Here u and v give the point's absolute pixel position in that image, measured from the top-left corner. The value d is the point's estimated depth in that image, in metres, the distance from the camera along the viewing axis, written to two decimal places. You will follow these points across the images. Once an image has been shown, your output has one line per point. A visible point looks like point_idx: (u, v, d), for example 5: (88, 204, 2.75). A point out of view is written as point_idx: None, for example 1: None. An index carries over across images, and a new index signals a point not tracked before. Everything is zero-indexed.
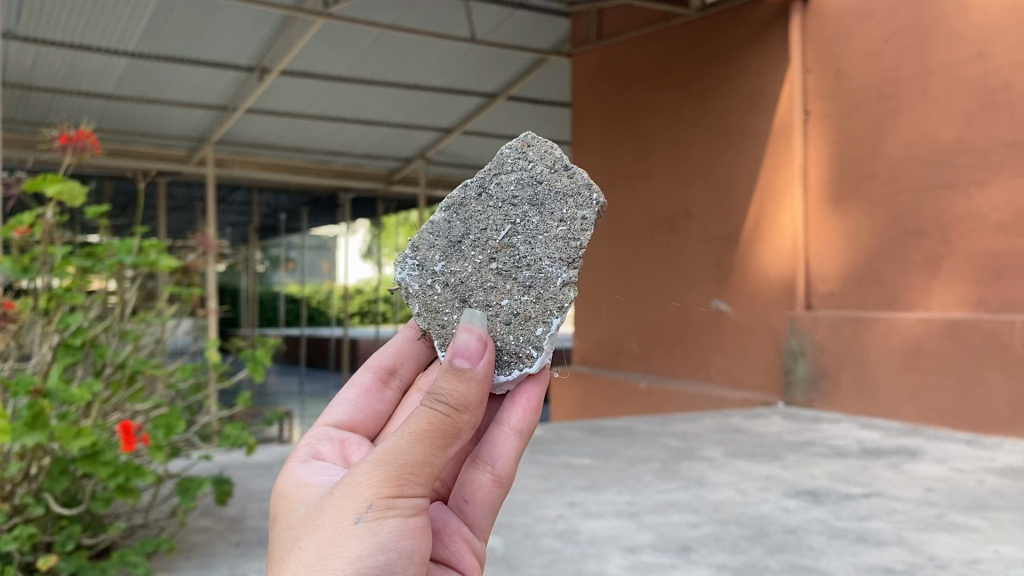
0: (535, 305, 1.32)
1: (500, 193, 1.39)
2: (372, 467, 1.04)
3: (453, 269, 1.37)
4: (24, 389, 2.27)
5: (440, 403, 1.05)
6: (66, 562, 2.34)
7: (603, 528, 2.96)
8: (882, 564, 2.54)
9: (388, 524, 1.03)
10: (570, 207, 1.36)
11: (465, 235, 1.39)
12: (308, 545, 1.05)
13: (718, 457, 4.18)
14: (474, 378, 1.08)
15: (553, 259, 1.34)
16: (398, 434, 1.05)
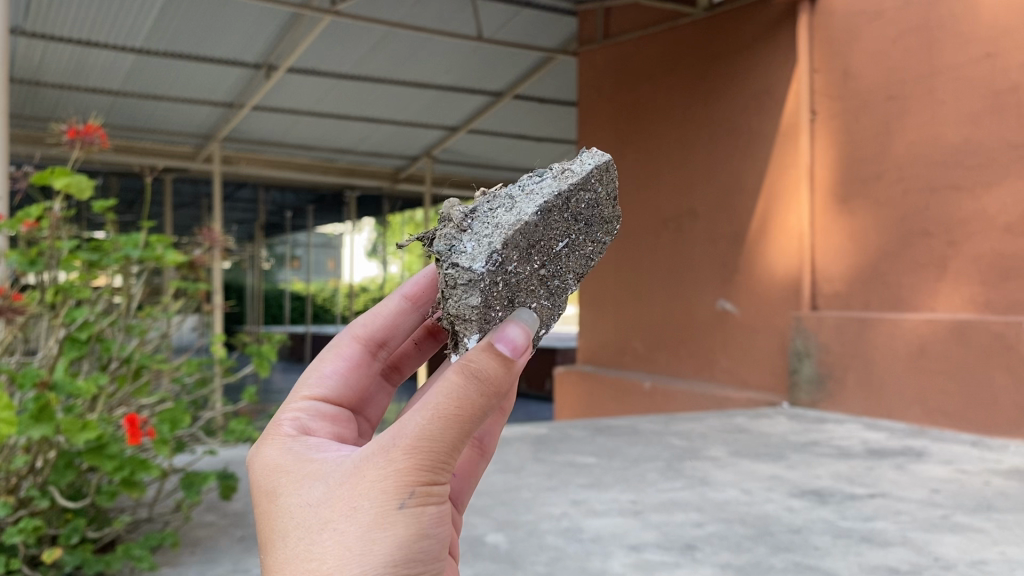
0: (550, 309, 1.39)
1: (574, 208, 1.36)
2: (409, 452, 1.01)
3: (518, 273, 1.29)
4: (30, 382, 2.28)
5: (472, 383, 1.02)
6: (71, 556, 2.35)
7: (607, 525, 2.96)
8: (886, 564, 2.53)
9: (428, 511, 1.02)
10: (603, 232, 1.44)
11: (538, 242, 1.31)
12: (344, 532, 1.00)
13: (723, 456, 4.18)
14: (512, 368, 1.06)
15: (573, 274, 1.42)
16: (433, 417, 1.01)
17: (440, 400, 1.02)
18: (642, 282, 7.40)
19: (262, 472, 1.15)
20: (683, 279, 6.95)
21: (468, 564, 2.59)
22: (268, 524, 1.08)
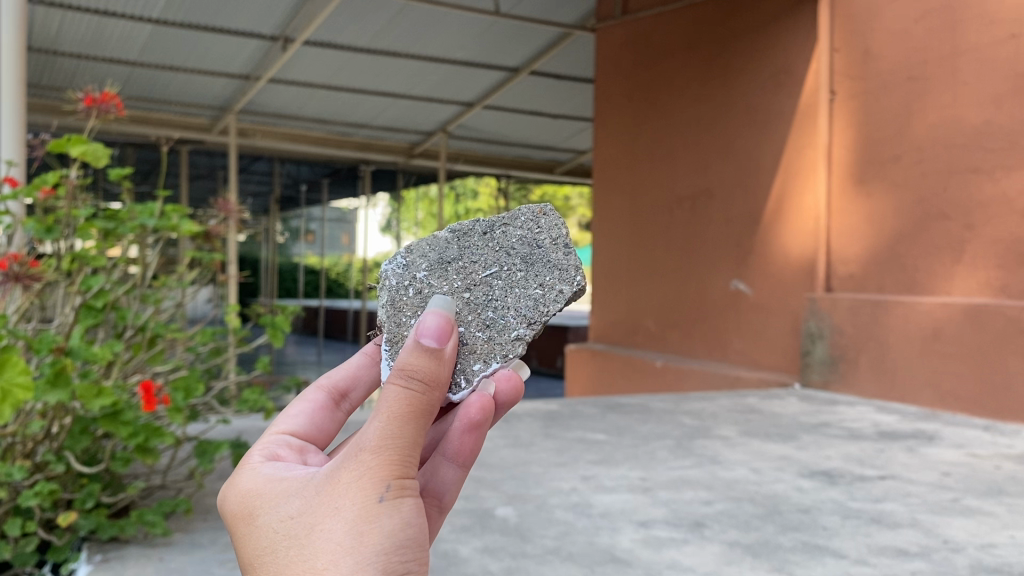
0: (485, 342, 1.40)
1: (500, 245, 1.56)
2: (376, 453, 1.06)
3: (431, 283, 1.48)
4: (47, 347, 2.29)
5: (415, 380, 1.09)
6: (87, 519, 2.38)
7: (616, 501, 2.98)
8: (894, 545, 2.54)
9: (407, 504, 1.07)
10: (554, 278, 1.48)
11: (453, 261, 1.52)
12: (333, 536, 1.04)
13: (733, 436, 4.19)
14: (441, 359, 1.12)
15: (519, 317, 1.44)
16: (390, 419, 1.07)
17: (391, 403, 1.08)
18: (655, 260, 7.39)
19: (237, 498, 1.19)
20: (697, 259, 6.93)
21: (477, 536, 2.61)
22: (258, 545, 1.11)
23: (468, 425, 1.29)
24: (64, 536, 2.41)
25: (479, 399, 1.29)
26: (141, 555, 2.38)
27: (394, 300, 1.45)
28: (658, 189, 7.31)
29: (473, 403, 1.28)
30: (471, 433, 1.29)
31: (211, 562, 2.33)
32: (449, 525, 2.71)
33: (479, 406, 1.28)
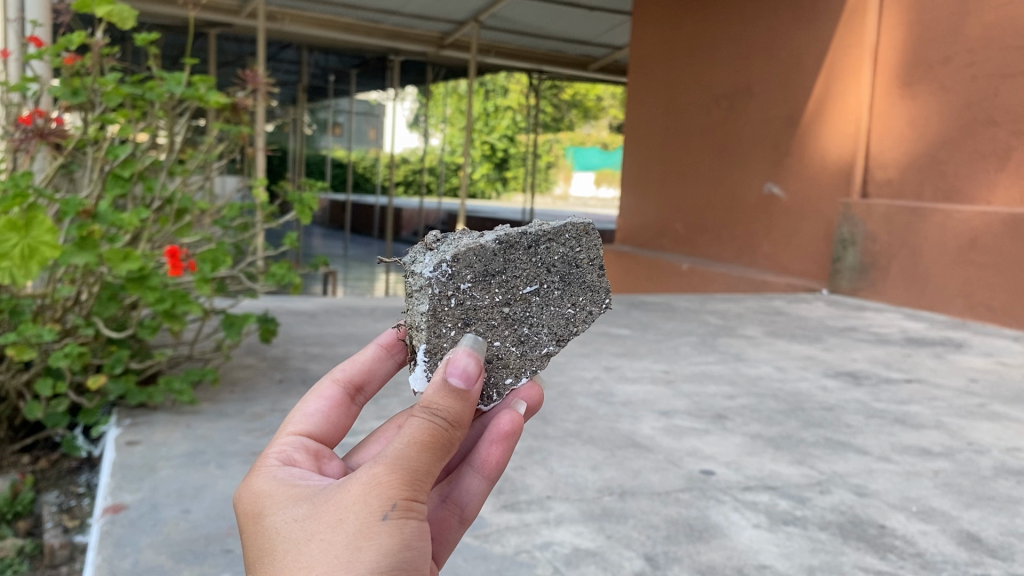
0: (518, 359, 1.25)
1: (544, 257, 1.26)
2: (388, 473, 0.88)
3: (474, 298, 1.21)
4: (75, 210, 2.27)
5: (438, 414, 0.92)
6: (115, 385, 2.40)
7: (638, 391, 2.98)
8: (919, 445, 2.53)
9: (411, 531, 0.88)
10: (588, 299, 1.30)
11: (499, 272, 1.23)
12: (324, 553, 0.86)
13: (758, 336, 4.16)
14: (469, 400, 0.96)
15: (549, 333, 1.28)
16: (409, 442, 0.90)
17: (411, 427, 0.91)
18: (689, 162, 7.24)
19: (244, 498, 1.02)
20: (731, 163, 6.76)
21: None
22: (249, 553, 0.95)
23: (498, 434, 1.14)
24: (94, 399, 2.43)
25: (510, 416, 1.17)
26: (168, 421, 2.42)
27: (437, 308, 1.19)
28: (697, 89, 7.12)
29: (503, 416, 1.16)
30: (500, 442, 1.14)
31: (237, 430, 2.37)
32: None
33: (511, 421, 1.15)
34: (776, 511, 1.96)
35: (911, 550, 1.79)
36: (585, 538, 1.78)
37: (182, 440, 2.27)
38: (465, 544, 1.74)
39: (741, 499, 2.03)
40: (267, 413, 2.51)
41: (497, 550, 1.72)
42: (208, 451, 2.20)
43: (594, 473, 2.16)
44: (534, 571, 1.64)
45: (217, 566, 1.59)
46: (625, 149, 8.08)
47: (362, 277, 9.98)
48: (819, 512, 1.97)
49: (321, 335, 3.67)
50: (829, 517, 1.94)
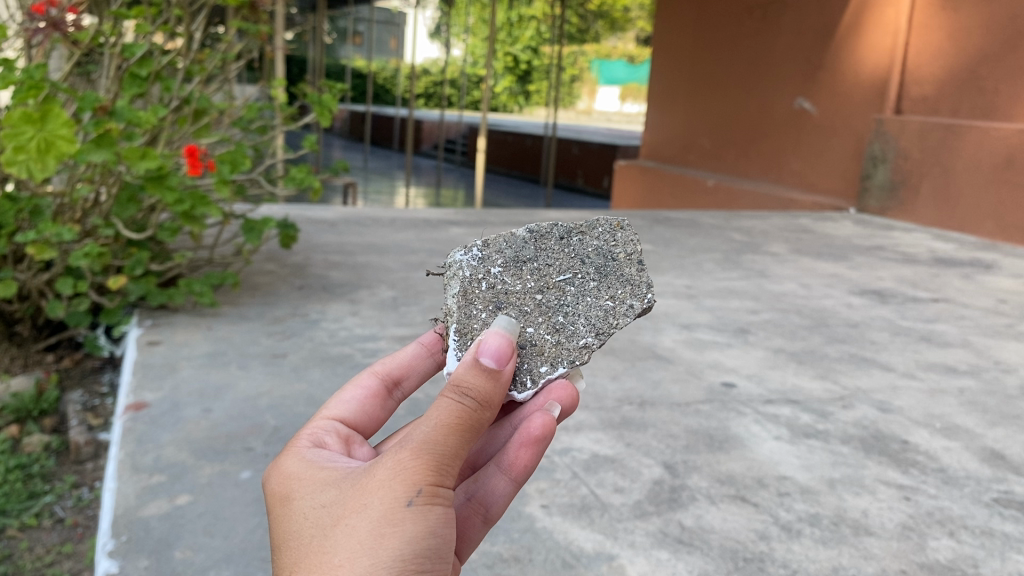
0: (554, 347, 1.03)
1: (577, 249, 1.13)
2: (414, 455, 0.74)
3: (502, 279, 1.08)
4: (91, 106, 2.23)
5: (466, 396, 0.77)
6: (136, 286, 2.40)
7: (660, 305, 2.94)
8: (945, 363, 2.49)
9: (438, 519, 0.75)
10: (629, 289, 1.09)
11: (530, 257, 1.11)
12: (345, 544, 0.73)
13: (783, 253, 4.09)
14: (502, 382, 0.80)
15: (588, 323, 1.06)
16: (436, 422, 0.75)
17: (439, 404, 0.77)
18: (719, 76, 7.05)
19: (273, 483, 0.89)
20: (761, 77, 6.58)
21: None
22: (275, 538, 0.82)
23: (527, 436, 0.90)
24: (115, 299, 2.43)
25: (545, 415, 0.91)
26: (189, 322, 2.43)
27: (466, 289, 1.07)
28: None
29: (536, 416, 0.91)
30: (530, 446, 0.90)
31: (258, 333, 2.37)
32: None
33: (544, 423, 0.90)
34: (798, 424, 1.95)
35: (933, 466, 1.77)
36: (605, 445, 1.78)
37: (202, 342, 2.27)
38: None
39: (763, 412, 2.01)
40: (288, 317, 2.51)
41: None
42: (228, 353, 2.20)
43: (614, 383, 2.14)
44: (553, 475, 1.63)
45: (237, 463, 1.60)
46: (653, 62, 7.87)
47: (382, 190, 9.89)
48: (840, 426, 1.96)
49: (340, 244, 3.64)
50: (851, 432, 1.92)
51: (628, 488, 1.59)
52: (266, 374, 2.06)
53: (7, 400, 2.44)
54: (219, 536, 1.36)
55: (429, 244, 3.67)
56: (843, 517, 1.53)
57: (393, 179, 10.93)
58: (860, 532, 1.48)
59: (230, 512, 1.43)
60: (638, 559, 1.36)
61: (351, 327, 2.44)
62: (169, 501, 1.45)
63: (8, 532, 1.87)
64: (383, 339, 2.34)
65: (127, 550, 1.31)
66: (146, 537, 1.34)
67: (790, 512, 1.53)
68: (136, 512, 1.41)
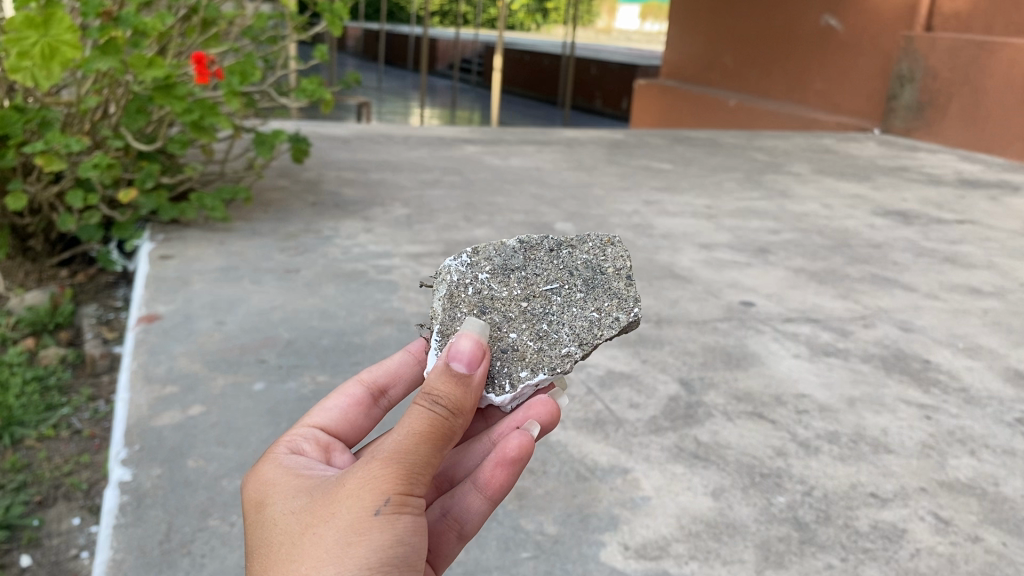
0: (536, 353, 0.96)
1: (567, 260, 1.04)
2: (384, 463, 0.71)
3: (487, 284, 1.01)
4: (95, 12, 2.16)
5: (437, 405, 0.73)
6: (147, 199, 2.37)
7: (679, 225, 2.87)
8: (968, 284, 2.43)
9: (408, 528, 0.71)
10: (616, 301, 1.00)
11: (518, 264, 1.03)
12: (312, 551, 0.69)
13: (805, 174, 4.00)
14: (472, 387, 0.77)
15: (571, 333, 0.98)
16: (407, 429, 0.72)
17: (410, 413, 0.73)
18: None
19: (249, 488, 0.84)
20: None
21: None
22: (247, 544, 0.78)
23: (503, 456, 0.82)
24: (126, 214, 2.41)
25: (524, 435, 0.83)
26: (201, 237, 2.40)
27: (451, 292, 1.00)
28: None
29: (514, 435, 0.83)
30: (506, 464, 0.82)
31: (270, 248, 2.34)
32: (509, 234, 2.58)
33: (521, 443, 0.82)
34: (817, 342, 1.92)
35: (955, 386, 1.74)
36: (620, 362, 1.75)
37: (214, 257, 2.24)
38: None
39: (782, 330, 1.98)
40: (301, 234, 2.47)
41: None
42: (241, 267, 2.18)
43: None
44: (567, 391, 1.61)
45: (251, 375, 1.59)
46: None
47: (395, 110, 9.73)
48: (861, 345, 1.92)
49: (354, 161, 3.57)
50: (872, 350, 1.89)
51: (644, 405, 1.57)
52: (280, 289, 2.03)
53: (23, 314, 2.43)
54: (232, 446, 1.35)
55: (444, 162, 3.61)
56: (862, 434, 1.51)
57: (406, 100, 10.74)
58: (879, 450, 1.45)
59: (243, 422, 1.42)
60: (653, 473, 1.34)
61: (364, 244, 2.40)
62: (182, 412, 1.45)
63: (28, 442, 1.87)
64: (397, 257, 2.30)
65: (141, 459, 1.30)
66: (159, 446, 1.34)
67: (808, 430, 1.51)
68: (149, 422, 1.41)
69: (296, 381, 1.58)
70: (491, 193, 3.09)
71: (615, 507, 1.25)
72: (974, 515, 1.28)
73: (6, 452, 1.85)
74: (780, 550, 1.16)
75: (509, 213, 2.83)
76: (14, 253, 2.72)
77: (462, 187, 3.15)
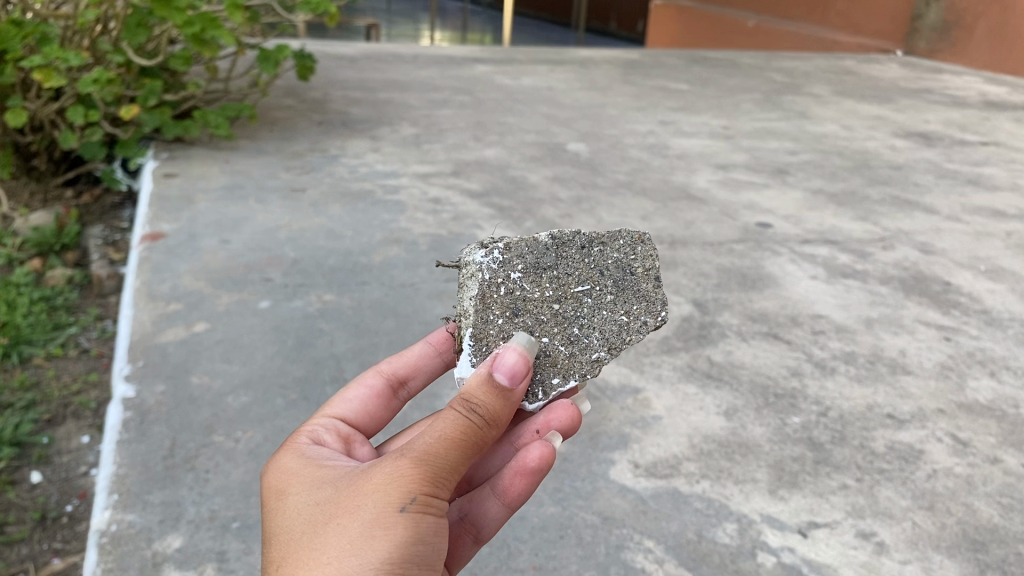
0: (567, 359, 0.92)
1: (598, 258, 0.99)
2: (413, 463, 0.68)
3: (519, 285, 0.95)
4: None
5: (473, 412, 0.72)
6: (150, 117, 2.32)
7: (695, 146, 2.79)
8: (992, 207, 2.37)
9: (429, 529, 0.69)
10: (645, 306, 0.96)
11: (550, 263, 0.97)
12: (333, 542, 0.67)
13: (825, 95, 3.89)
14: (509, 402, 0.75)
15: (601, 339, 0.94)
16: (441, 432, 0.70)
17: (443, 416, 0.71)
18: None
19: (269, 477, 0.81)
20: None
21: (546, 165, 2.43)
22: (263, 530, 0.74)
23: (523, 466, 0.80)
24: (129, 131, 2.36)
25: (546, 443, 0.80)
26: (206, 156, 2.36)
27: (484, 292, 0.94)
28: None
29: (535, 443, 0.80)
30: (526, 474, 0.80)
31: (275, 168, 2.29)
32: (519, 154, 2.52)
33: (542, 453, 0.79)
34: (835, 264, 1.87)
35: (976, 308, 1.70)
36: None
37: (219, 175, 2.20)
38: None
39: (799, 252, 1.93)
40: (308, 153, 2.42)
41: None
42: (246, 186, 2.13)
43: (644, 223, 2.04)
44: None
45: (256, 293, 1.56)
46: None
47: (405, 31, 9.53)
48: (880, 267, 1.88)
49: (362, 80, 3.49)
50: (891, 272, 1.85)
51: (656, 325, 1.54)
52: (286, 208, 1.99)
53: (28, 234, 2.38)
54: (237, 363, 1.33)
55: (453, 82, 3.51)
56: (880, 356, 1.47)
57: (416, 21, 10.51)
58: (897, 371, 1.42)
59: (248, 340, 1.40)
60: (665, 393, 1.32)
61: (372, 164, 2.34)
62: (187, 329, 1.42)
63: (35, 361, 1.83)
64: (405, 177, 2.25)
65: (145, 375, 1.28)
66: (163, 363, 1.32)
67: (825, 351, 1.48)
68: (152, 338, 1.39)
69: (302, 300, 1.55)
70: (502, 113, 3.01)
71: (625, 426, 1.22)
72: (993, 438, 1.25)
73: (14, 370, 1.80)
74: (794, 470, 1.14)
75: (521, 133, 2.76)
76: (19, 172, 2.67)
77: (472, 107, 3.07)
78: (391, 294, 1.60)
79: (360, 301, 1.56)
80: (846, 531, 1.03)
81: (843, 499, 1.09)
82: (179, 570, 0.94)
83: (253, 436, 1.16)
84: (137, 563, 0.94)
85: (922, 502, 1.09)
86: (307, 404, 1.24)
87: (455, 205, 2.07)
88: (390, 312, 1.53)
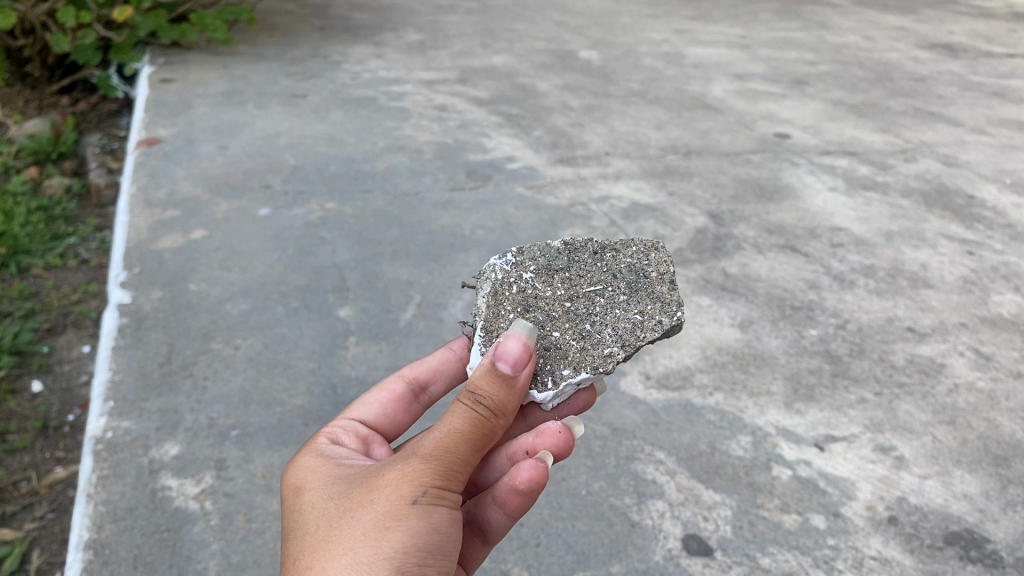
0: (579, 354, 0.75)
1: (611, 263, 0.82)
2: (423, 457, 0.58)
3: (525, 284, 0.80)
4: None
5: (480, 404, 0.61)
6: (145, 19, 2.23)
7: (712, 56, 2.69)
8: (1018, 120, 2.28)
9: (445, 523, 0.58)
10: (661, 305, 0.78)
11: (559, 266, 0.81)
12: (338, 540, 0.57)
13: (846, 5, 3.74)
14: (514, 390, 0.62)
15: (614, 337, 0.76)
16: (450, 424, 0.59)
17: (452, 407, 0.61)
18: None
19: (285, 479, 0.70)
20: None
21: (556, 73, 2.34)
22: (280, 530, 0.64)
23: (514, 485, 0.63)
24: (124, 35, 2.28)
25: (540, 461, 0.63)
26: (204, 61, 2.27)
27: (494, 290, 0.79)
28: None
29: (527, 461, 0.63)
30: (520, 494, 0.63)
31: (276, 74, 2.20)
32: (528, 62, 2.43)
33: (534, 472, 0.62)
34: (855, 176, 1.80)
35: (1001, 222, 1.64)
36: (645, 194, 1.64)
37: (217, 81, 2.12)
38: (517, 194, 1.60)
39: (818, 164, 1.86)
40: (309, 59, 2.33)
41: (550, 202, 1.57)
42: (246, 92, 2.06)
43: (657, 133, 1.97)
44: (590, 223, 1.51)
45: (256, 200, 1.51)
46: None
47: None
48: (901, 179, 1.81)
49: None
50: (912, 185, 1.78)
51: (669, 237, 1.48)
52: (286, 115, 1.92)
53: (24, 143, 2.31)
54: (236, 270, 1.29)
55: None
56: (900, 270, 1.42)
57: None
58: (918, 284, 1.38)
59: (248, 248, 1.36)
60: (678, 304, 1.27)
61: (375, 70, 2.26)
62: (184, 236, 1.38)
63: (35, 271, 1.78)
64: (409, 85, 2.16)
65: (141, 283, 1.24)
66: (160, 269, 1.28)
67: (844, 264, 1.43)
68: (149, 245, 1.34)
69: (303, 208, 1.50)
70: (510, 21, 2.89)
71: None
72: (1017, 352, 1.20)
73: (13, 280, 1.75)
74: (811, 383, 1.10)
75: (531, 41, 2.65)
76: (13, 80, 2.62)
77: (479, 14, 2.95)
78: (395, 204, 1.54)
79: (363, 210, 1.50)
80: (864, 446, 1.00)
81: (862, 414, 1.05)
82: (176, 478, 0.91)
83: (253, 344, 1.12)
84: (133, 470, 0.92)
85: (942, 418, 1.05)
86: (308, 314, 1.20)
87: (462, 113, 1.99)
88: (395, 222, 1.47)
